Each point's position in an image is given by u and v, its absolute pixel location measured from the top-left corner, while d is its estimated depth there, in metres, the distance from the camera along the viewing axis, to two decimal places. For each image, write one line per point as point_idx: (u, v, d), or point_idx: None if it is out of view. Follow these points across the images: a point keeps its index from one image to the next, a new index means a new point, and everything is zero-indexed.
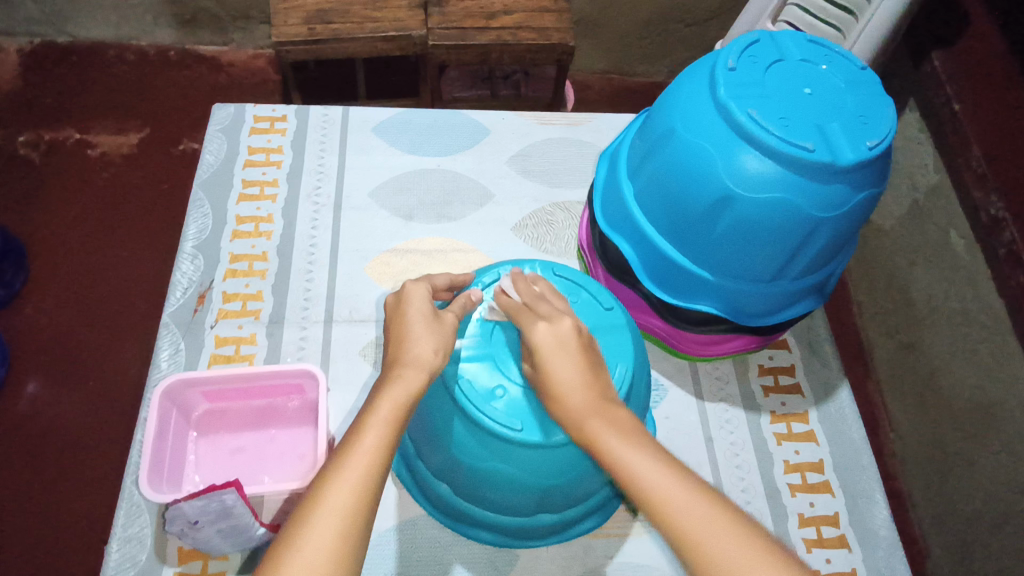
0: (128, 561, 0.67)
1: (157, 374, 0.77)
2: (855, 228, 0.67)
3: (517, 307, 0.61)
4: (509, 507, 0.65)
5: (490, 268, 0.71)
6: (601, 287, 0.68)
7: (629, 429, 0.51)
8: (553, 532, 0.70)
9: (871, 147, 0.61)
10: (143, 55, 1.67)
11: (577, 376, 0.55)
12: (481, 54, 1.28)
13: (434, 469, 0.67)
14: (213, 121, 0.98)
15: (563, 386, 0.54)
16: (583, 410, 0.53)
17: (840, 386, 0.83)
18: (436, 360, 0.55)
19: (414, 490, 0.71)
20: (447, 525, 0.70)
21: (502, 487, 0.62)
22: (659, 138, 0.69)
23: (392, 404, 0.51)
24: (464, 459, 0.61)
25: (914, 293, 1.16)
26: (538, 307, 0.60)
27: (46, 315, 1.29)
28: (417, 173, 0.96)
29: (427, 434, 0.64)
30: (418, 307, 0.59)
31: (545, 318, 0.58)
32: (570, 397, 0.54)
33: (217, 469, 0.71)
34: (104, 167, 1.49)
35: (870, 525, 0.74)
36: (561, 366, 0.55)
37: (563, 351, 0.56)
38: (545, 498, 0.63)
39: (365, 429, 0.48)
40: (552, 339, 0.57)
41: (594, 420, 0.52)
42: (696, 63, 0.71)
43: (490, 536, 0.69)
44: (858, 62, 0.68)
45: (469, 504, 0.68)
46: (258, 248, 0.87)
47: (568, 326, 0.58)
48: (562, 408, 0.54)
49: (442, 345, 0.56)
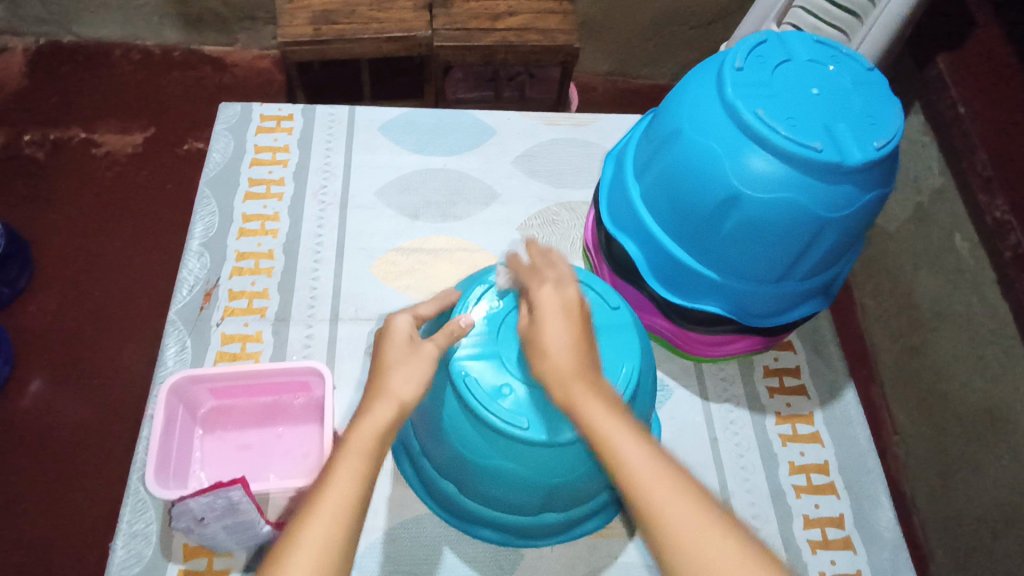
0: (134, 557, 0.67)
1: (163, 371, 0.77)
2: (862, 228, 0.67)
3: (527, 269, 0.61)
4: (514, 506, 0.65)
5: (489, 271, 0.70)
6: (607, 286, 0.68)
7: (609, 400, 0.51)
8: (557, 532, 0.70)
9: (879, 147, 0.61)
10: (149, 55, 1.68)
11: (568, 340, 0.55)
12: (485, 55, 1.28)
13: (440, 468, 0.67)
14: (220, 119, 0.98)
15: (554, 347, 0.54)
16: (569, 373, 0.53)
17: (845, 387, 0.83)
18: (410, 393, 0.53)
19: (419, 489, 0.71)
20: (453, 524, 0.70)
21: (508, 485, 0.62)
22: (666, 138, 0.69)
23: (367, 439, 0.49)
24: (470, 457, 0.61)
25: (918, 296, 1.16)
26: (545, 271, 0.60)
27: (50, 313, 1.30)
28: (422, 173, 0.96)
29: (432, 433, 0.64)
30: (395, 339, 0.57)
31: (552, 282, 0.59)
32: (558, 359, 0.54)
33: (223, 466, 0.71)
34: (109, 166, 1.49)
35: (875, 527, 0.74)
36: (556, 328, 0.55)
37: (561, 316, 0.56)
38: (550, 497, 0.64)
39: (339, 467, 0.46)
40: (554, 302, 0.57)
41: (578, 383, 0.52)
42: (703, 63, 0.71)
43: (495, 535, 0.69)
44: (865, 64, 0.68)
45: (473, 503, 0.67)
46: (264, 247, 0.87)
47: (572, 294, 0.58)
48: (547, 370, 0.54)
49: (420, 378, 0.54)
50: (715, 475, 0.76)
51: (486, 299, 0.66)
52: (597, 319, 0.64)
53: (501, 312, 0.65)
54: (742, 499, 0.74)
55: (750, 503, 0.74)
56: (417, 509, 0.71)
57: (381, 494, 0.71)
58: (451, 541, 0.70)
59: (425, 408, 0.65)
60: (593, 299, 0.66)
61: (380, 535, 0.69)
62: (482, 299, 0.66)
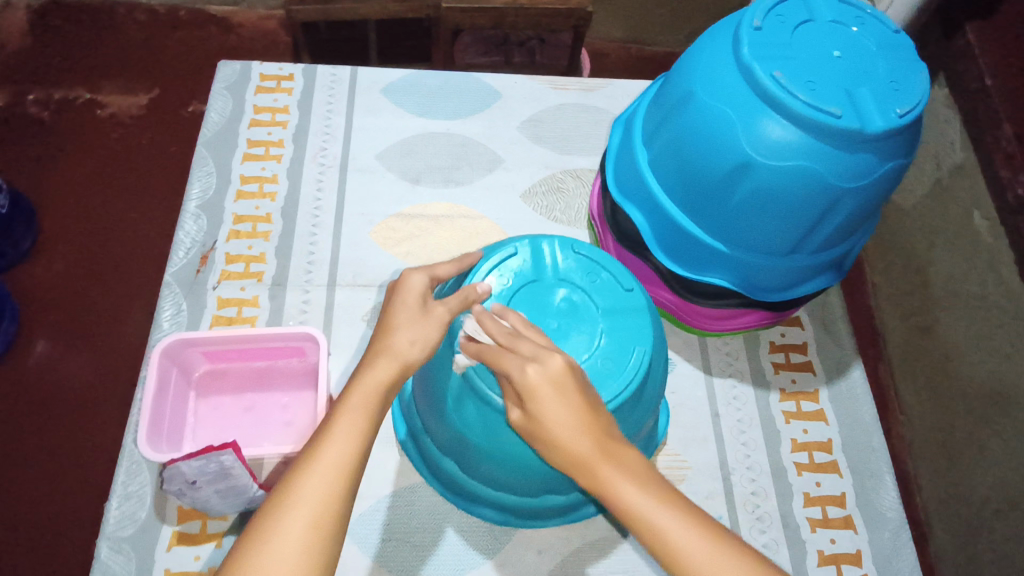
0: (128, 518, 0.67)
1: (159, 333, 0.76)
2: (879, 201, 0.65)
3: (495, 349, 0.52)
4: (515, 487, 0.64)
5: (501, 242, 0.66)
6: (622, 267, 0.65)
7: (640, 471, 0.47)
8: (557, 514, 0.68)
9: (901, 114, 0.58)
10: (153, 14, 1.64)
11: (577, 420, 0.48)
12: (494, 18, 1.24)
13: (440, 443, 0.65)
14: (219, 78, 0.96)
15: (563, 432, 0.48)
16: (591, 456, 0.47)
17: (853, 364, 0.81)
18: (416, 355, 0.51)
19: (419, 464, 0.70)
20: (454, 501, 0.69)
21: (510, 467, 0.61)
22: (677, 101, 0.66)
23: (368, 394, 0.48)
24: (472, 437, 0.60)
25: (931, 274, 1.12)
26: (518, 346, 0.51)
27: (54, 275, 1.29)
28: (424, 136, 0.94)
29: (435, 411, 0.63)
30: (406, 300, 0.53)
31: (533, 358, 0.50)
32: (571, 442, 0.48)
33: (218, 428, 0.70)
34: (113, 127, 1.47)
35: (877, 507, 0.73)
36: (557, 408, 0.48)
37: (560, 393, 0.49)
38: (553, 480, 0.62)
39: (337, 422, 0.45)
40: (547, 381, 0.49)
41: (604, 464, 0.47)
42: (719, 23, 0.68)
43: (495, 514, 0.68)
44: (892, 25, 0.64)
45: (474, 482, 0.66)
46: (262, 210, 0.85)
47: (559, 365, 0.50)
48: (565, 459, 0.49)
49: (427, 340, 0.51)
50: (716, 451, 0.74)
51: (496, 276, 0.62)
52: (611, 302, 0.62)
53: (511, 288, 0.62)
54: (742, 476, 0.73)
55: (750, 480, 0.73)
56: (413, 478, 0.71)
57: (377, 463, 0.71)
58: (445, 505, 0.70)
59: (429, 384, 0.63)
60: (607, 280, 0.64)
61: (375, 502, 0.69)
62: (492, 272, 0.62)
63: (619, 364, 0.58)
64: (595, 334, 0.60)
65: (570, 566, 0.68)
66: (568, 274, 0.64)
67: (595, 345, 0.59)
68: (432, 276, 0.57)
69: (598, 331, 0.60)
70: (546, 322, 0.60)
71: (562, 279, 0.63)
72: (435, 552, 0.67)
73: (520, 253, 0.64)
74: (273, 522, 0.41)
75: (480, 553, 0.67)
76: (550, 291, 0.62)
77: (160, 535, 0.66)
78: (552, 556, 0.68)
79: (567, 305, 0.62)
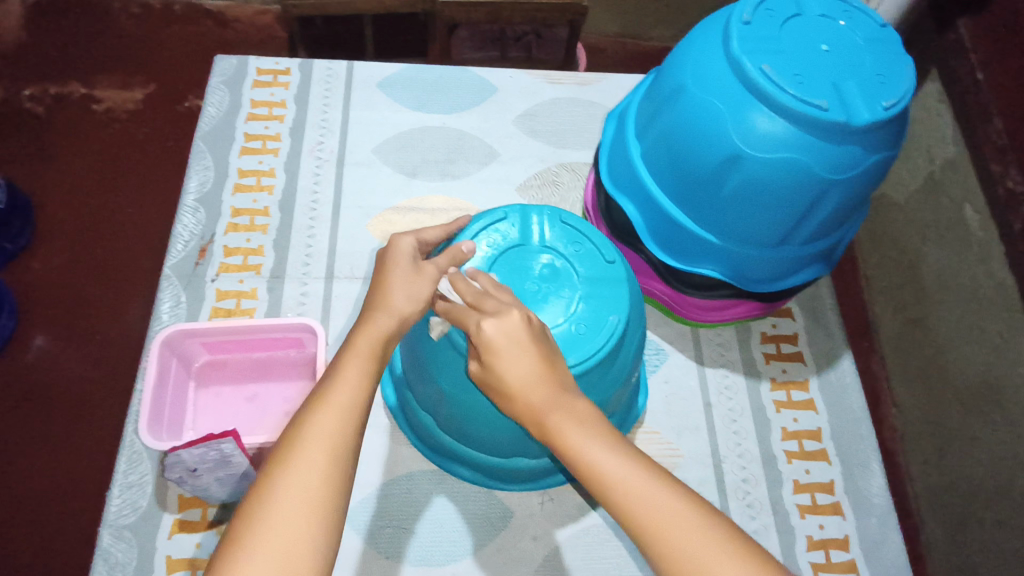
0: (129, 506, 0.68)
1: (158, 325, 0.77)
2: (866, 193, 0.66)
3: (461, 308, 0.53)
4: (487, 446, 0.66)
5: (490, 210, 0.67)
6: (607, 239, 0.66)
7: (592, 423, 0.48)
8: (528, 479, 0.71)
9: (887, 107, 0.59)
10: (148, 9, 1.63)
11: (534, 373, 0.50)
12: (490, 12, 1.24)
13: (420, 399, 0.68)
14: (215, 72, 0.96)
15: (518, 382, 0.50)
16: (543, 406, 0.49)
17: (843, 355, 0.83)
18: (412, 309, 0.53)
19: (399, 418, 0.73)
20: (430, 458, 0.71)
21: (480, 422, 0.63)
22: (667, 95, 0.67)
23: (371, 343, 0.50)
24: (445, 388, 0.62)
25: (923, 266, 1.13)
26: (483, 304, 0.52)
27: (52, 270, 1.29)
28: (420, 131, 0.95)
29: (417, 367, 0.65)
30: (397, 258, 0.56)
31: (492, 314, 0.51)
32: (527, 394, 0.49)
33: (219, 418, 0.71)
34: (109, 123, 1.47)
35: (865, 494, 0.74)
36: (515, 362, 0.50)
37: (516, 349, 0.50)
38: (521, 440, 0.64)
39: (345, 366, 0.48)
40: (503, 335, 0.50)
41: (557, 414, 0.48)
42: (710, 17, 0.69)
43: (469, 473, 0.70)
44: (879, 20, 0.65)
45: (450, 439, 0.68)
46: (260, 203, 0.86)
47: (518, 322, 0.51)
48: (518, 407, 0.50)
49: (421, 298, 0.54)
50: (707, 440, 0.76)
51: (485, 237, 0.64)
52: (592, 270, 0.63)
53: (497, 252, 0.63)
54: (733, 464, 0.75)
55: (740, 468, 0.74)
56: (411, 466, 0.72)
57: (375, 452, 0.72)
58: (444, 491, 0.71)
59: (414, 343, 0.65)
60: (590, 250, 0.65)
61: (373, 490, 0.70)
62: (481, 234, 0.64)
63: (594, 330, 0.59)
64: (573, 300, 0.61)
65: (565, 552, 0.69)
66: (553, 243, 0.65)
67: (571, 310, 0.60)
68: (418, 240, 0.60)
69: (576, 297, 0.61)
70: (526, 285, 0.61)
71: (547, 247, 0.64)
72: (431, 538, 0.68)
73: (509, 220, 0.66)
74: (293, 453, 0.43)
75: (476, 539, 0.69)
76: (533, 257, 0.64)
77: (161, 523, 0.67)
78: (547, 542, 0.69)
79: (549, 270, 0.63)
